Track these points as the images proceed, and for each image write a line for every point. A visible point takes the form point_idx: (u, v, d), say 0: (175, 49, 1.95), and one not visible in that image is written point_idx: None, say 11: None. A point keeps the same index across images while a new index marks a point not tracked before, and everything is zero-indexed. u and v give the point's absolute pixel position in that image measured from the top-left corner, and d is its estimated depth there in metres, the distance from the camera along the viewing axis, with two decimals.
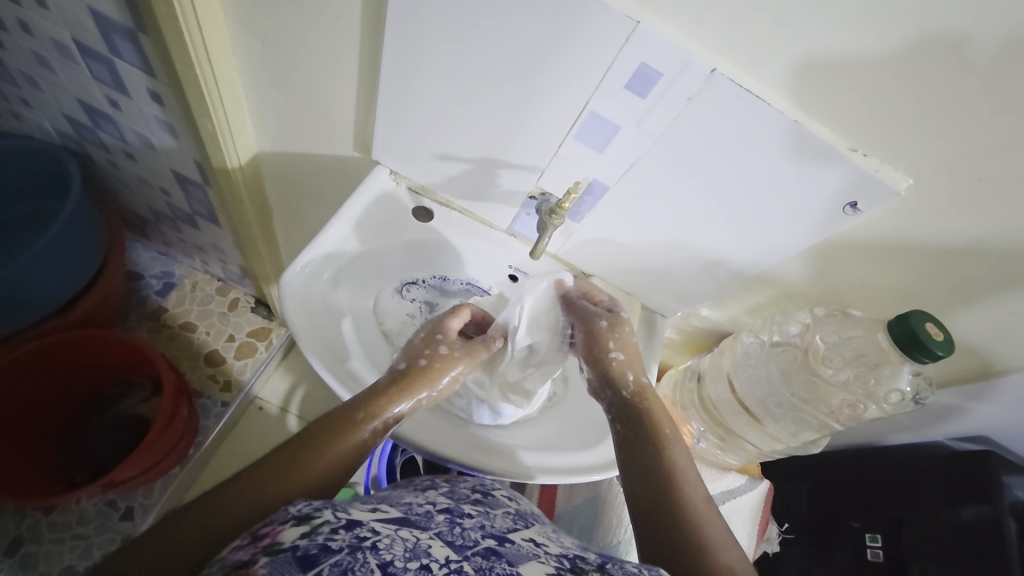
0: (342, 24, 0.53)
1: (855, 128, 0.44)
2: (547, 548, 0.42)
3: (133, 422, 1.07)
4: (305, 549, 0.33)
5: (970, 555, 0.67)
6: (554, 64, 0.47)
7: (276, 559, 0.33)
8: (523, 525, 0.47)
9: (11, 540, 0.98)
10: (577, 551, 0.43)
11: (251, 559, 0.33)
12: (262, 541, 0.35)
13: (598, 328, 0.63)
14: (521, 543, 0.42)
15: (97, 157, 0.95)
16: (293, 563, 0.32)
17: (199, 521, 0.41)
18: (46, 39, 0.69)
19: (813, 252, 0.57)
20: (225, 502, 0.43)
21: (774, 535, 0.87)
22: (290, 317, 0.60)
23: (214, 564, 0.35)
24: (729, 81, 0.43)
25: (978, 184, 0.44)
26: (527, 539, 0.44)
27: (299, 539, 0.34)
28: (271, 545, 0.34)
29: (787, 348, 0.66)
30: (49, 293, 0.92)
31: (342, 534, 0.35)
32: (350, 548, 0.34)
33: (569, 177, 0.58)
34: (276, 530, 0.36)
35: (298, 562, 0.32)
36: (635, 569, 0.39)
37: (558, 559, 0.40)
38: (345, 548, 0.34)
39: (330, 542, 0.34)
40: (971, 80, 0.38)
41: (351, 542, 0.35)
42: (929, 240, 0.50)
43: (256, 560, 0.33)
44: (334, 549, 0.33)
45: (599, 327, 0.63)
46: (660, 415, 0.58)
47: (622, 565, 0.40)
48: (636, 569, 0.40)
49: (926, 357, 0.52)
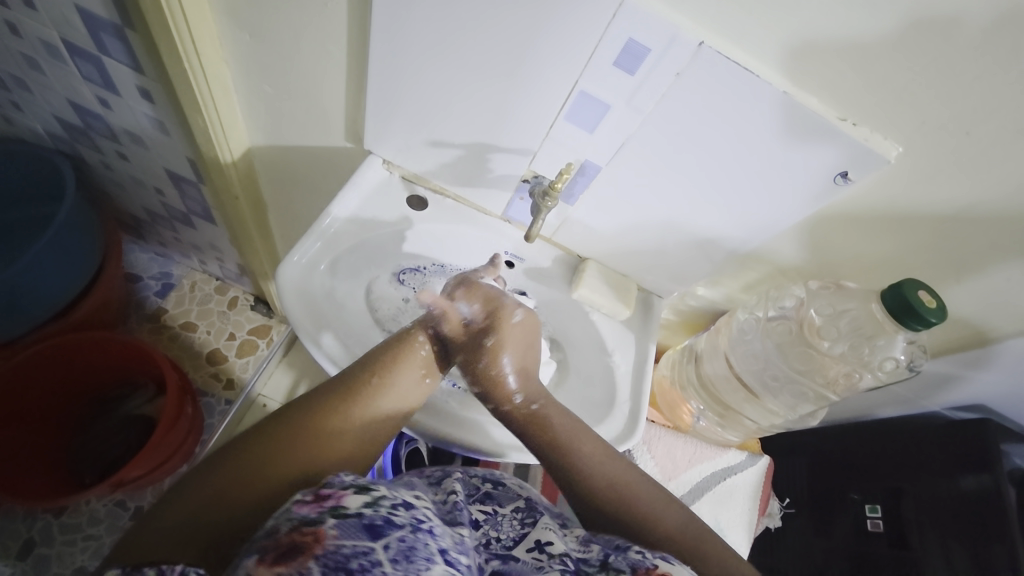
0: (328, 12, 0.53)
1: (843, 97, 0.44)
2: (551, 549, 0.43)
3: (139, 422, 1.07)
4: (371, 518, 0.35)
5: (968, 522, 0.69)
6: (544, 44, 0.47)
7: (345, 522, 0.34)
8: (532, 526, 0.46)
9: (23, 543, 0.99)
10: (579, 549, 0.44)
11: (320, 518, 0.35)
12: (327, 501, 0.36)
13: (480, 343, 0.57)
14: (526, 559, 0.43)
15: (90, 158, 0.95)
16: (362, 530, 0.34)
17: (192, 508, 0.41)
18: (35, 41, 0.69)
19: (804, 226, 0.57)
20: (213, 491, 0.42)
21: (775, 510, 0.88)
22: (286, 306, 0.59)
23: (279, 515, 0.36)
24: (716, 54, 0.43)
25: (967, 140, 0.44)
26: (530, 549, 0.44)
27: (364, 506, 0.35)
28: (337, 509, 0.35)
29: (782, 322, 0.67)
30: (48, 296, 0.92)
31: (403, 512, 0.36)
32: (412, 527, 0.35)
33: (562, 159, 0.58)
34: (340, 493, 0.36)
35: (367, 530, 0.34)
36: (639, 556, 0.40)
37: (561, 560, 0.42)
38: (408, 525, 0.35)
39: (394, 517, 0.35)
40: (954, 45, 0.38)
41: (412, 521, 0.36)
42: (920, 208, 0.50)
43: (325, 520, 0.34)
44: (397, 524, 0.35)
45: (478, 338, 0.57)
46: (550, 419, 0.55)
47: (626, 554, 0.41)
48: (641, 554, 0.41)
49: (919, 324, 0.52)
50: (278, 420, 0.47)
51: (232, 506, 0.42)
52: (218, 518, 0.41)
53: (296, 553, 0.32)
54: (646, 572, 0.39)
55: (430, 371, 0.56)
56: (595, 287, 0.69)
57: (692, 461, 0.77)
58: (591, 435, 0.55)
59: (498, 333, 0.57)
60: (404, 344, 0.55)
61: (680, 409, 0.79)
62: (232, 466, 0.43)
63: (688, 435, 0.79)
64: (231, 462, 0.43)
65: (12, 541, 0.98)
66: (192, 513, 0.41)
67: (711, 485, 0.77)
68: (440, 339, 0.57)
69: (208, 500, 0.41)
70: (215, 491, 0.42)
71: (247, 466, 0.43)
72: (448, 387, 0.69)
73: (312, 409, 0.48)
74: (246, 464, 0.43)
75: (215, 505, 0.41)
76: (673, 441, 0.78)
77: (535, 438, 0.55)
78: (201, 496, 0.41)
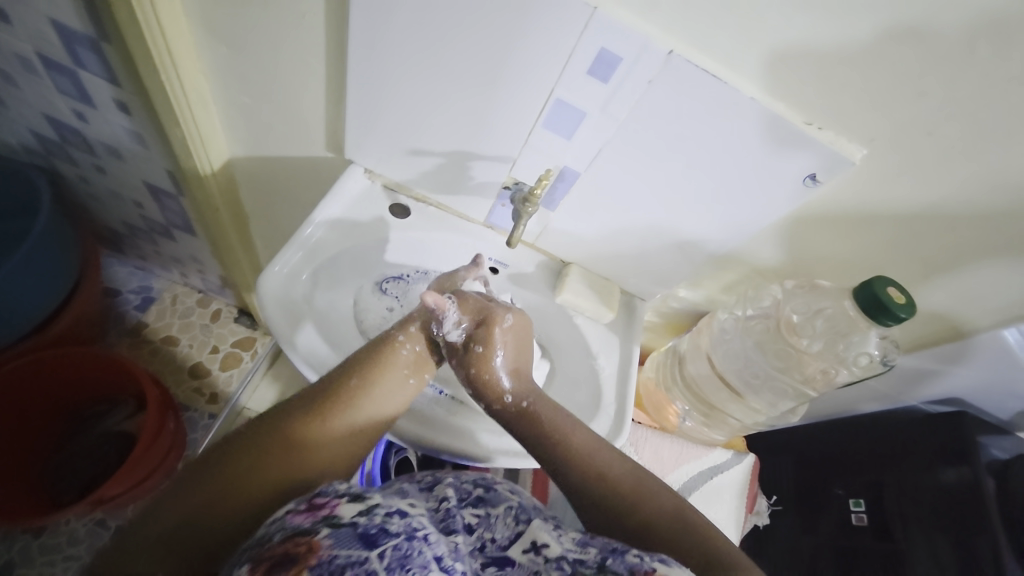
0: (306, 24, 0.53)
1: (809, 102, 0.46)
2: (547, 553, 0.44)
3: (119, 439, 1.05)
4: (364, 527, 0.36)
5: (949, 514, 0.70)
6: (519, 53, 0.48)
7: (338, 531, 0.35)
8: (526, 524, 0.47)
9: (1, 566, 0.96)
10: (576, 549, 0.45)
11: (313, 528, 0.35)
12: (321, 512, 0.37)
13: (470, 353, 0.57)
14: (522, 562, 0.44)
15: (67, 172, 0.93)
16: (356, 539, 0.34)
17: (183, 515, 0.41)
18: (8, 54, 0.68)
19: (779, 227, 0.59)
20: (201, 500, 0.42)
21: (763, 508, 0.90)
22: (267, 317, 0.59)
23: (271, 526, 0.37)
24: (686, 62, 0.45)
25: (930, 139, 0.45)
26: (527, 552, 0.45)
27: (357, 516, 0.36)
28: (331, 519, 0.36)
29: (760, 320, 0.68)
30: (23, 312, 0.90)
31: (398, 520, 0.37)
32: (407, 535, 0.36)
33: (541, 166, 0.59)
34: (333, 502, 0.38)
35: (361, 539, 0.35)
36: (636, 559, 0.42)
37: (558, 566, 0.43)
38: (402, 534, 0.36)
39: (388, 525, 0.36)
40: (912, 50, 0.40)
41: (407, 529, 0.37)
42: (887, 207, 0.52)
43: (318, 530, 0.35)
44: (391, 531, 0.36)
45: (467, 346, 0.57)
46: (550, 415, 0.55)
47: (624, 556, 0.42)
48: (638, 557, 0.42)
49: (891, 320, 0.54)
50: (269, 425, 0.47)
51: (228, 513, 0.42)
52: (212, 526, 0.42)
53: (289, 563, 0.33)
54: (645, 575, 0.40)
55: (418, 366, 0.56)
56: (578, 291, 0.70)
57: (679, 461, 0.78)
58: (582, 426, 0.56)
59: (488, 342, 0.56)
60: (387, 349, 0.55)
61: (666, 410, 0.81)
62: (219, 476, 0.43)
63: (675, 435, 0.80)
64: (222, 469, 0.44)
65: None
66: (186, 520, 0.41)
67: (698, 485, 0.78)
68: (422, 339, 0.57)
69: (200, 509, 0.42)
70: (204, 501, 0.42)
71: (239, 473, 0.44)
72: (433, 394, 0.68)
73: (303, 415, 0.48)
74: (238, 472, 0.44)
75: (209, 513, 0.42)
76: (660, 442, 0.79)
77: (531, 435, 0.55)
78: (194, 504, 0.42)
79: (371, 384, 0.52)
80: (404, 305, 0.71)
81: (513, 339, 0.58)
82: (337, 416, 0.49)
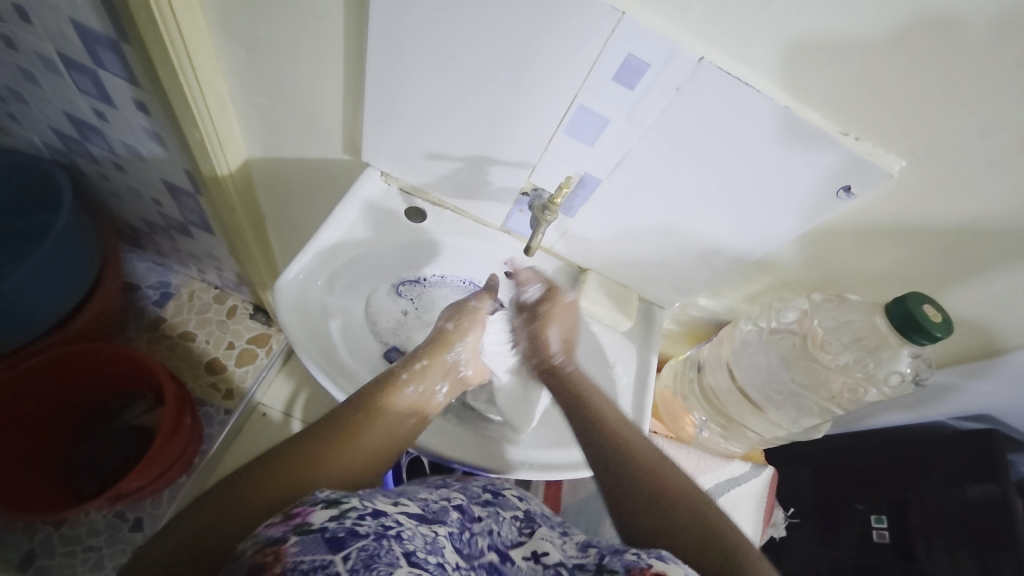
0: (325, 25, 0.52)
1: (845, 111, 0.44)
2: (546, 560, 0.43)
3: (139, 434, 1.07)
4: (333, 531, 0.34)
5: (975, 533, 0.68)
6: (543, 59, 0.47)
7: (305, 538, 0.34)
8: (529, 534, 0.47)
9: (24, 554, 0.98)
10: (577, 557, 0.43)
11: (282, 537, 0.34)
12: (294, 519, 0.35)
13: (537, 311, 0.63)
14: (522, 566, 0.44)
15: (87, 169, 0.94)
16: (322, 543, 0.33)
17: (209, 518, 0.42)
18: (31, 54, 0.69)
19: (806, 238, 0.57)
20: (230, 500, 0.43)
21: (780, 520, 0.87)
22: (284, 322, 0.59)
23: (248, 540, 0.36)
24: (717, 68, 0.43)
25: (984, 142, 0.42)
26: (527, 554, 0.44)
27: (328, 521, 0.35)
28: (302, 526, 0.35)
29: (786, 334, 0.67)
30: (46, 306, 0.92)
31: (369, 521, 0.36)
32: (376, 535, 0.35)
33: (561, 173, 0.57)
34: (307, 510, 0.36)
35: (327, 543, 0.33)
36: (634, 557, 0.39)
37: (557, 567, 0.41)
38: (371, 535, 0.35)
39: (357, 527, 0.35)
40: (961, 58, 0.38)
41: (377, 530, 0.35)
42: (924, 222, 0.50)
43: (287, 538, 0.34)
44: (360, 534, 0.34)
45: (536, 307, 0.63)
46: (587, 379, 0.59)
47: (622, 555, 0.40)
48: (634, 556, 0.39)
49: (924, 339, 0.52)
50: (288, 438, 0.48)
51: (243, 514, 0.42)
52: (227, 526, 0.42)
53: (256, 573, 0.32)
54: (640, 572, 0.37)
55: (419, 401, 0.56)
56: (595, 299, 0.68)
57: (696, 473, 0.77)
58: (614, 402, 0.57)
59: (551, 307, 0.63)
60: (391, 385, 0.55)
61: (682, 420, 0.79)
62: (249, 479, 0.44)
63: (692, 446, 0.79)
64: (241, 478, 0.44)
65: (13, 553, 0.98)
66: (203, 521, 0.41)
67: (715, 497, 0.77)
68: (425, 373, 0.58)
69: (215, 508, 0.42)
70: (233, 499, 0.43)
71: (258, 475, 0.44)
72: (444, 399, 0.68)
73: (323, 430, 0.49)
74: (254, 476, 0.44)
75: (225, 513, 0.42)
76: (676, 452, 0.78)
77: (566, 392, 0.58)
78: (214, 504, 0.43)
79: (379, 410, 0.52)
80: (421, 308, 0.72)
81: (569, 314, 0.63)
82: (355, 431, 0.50)
